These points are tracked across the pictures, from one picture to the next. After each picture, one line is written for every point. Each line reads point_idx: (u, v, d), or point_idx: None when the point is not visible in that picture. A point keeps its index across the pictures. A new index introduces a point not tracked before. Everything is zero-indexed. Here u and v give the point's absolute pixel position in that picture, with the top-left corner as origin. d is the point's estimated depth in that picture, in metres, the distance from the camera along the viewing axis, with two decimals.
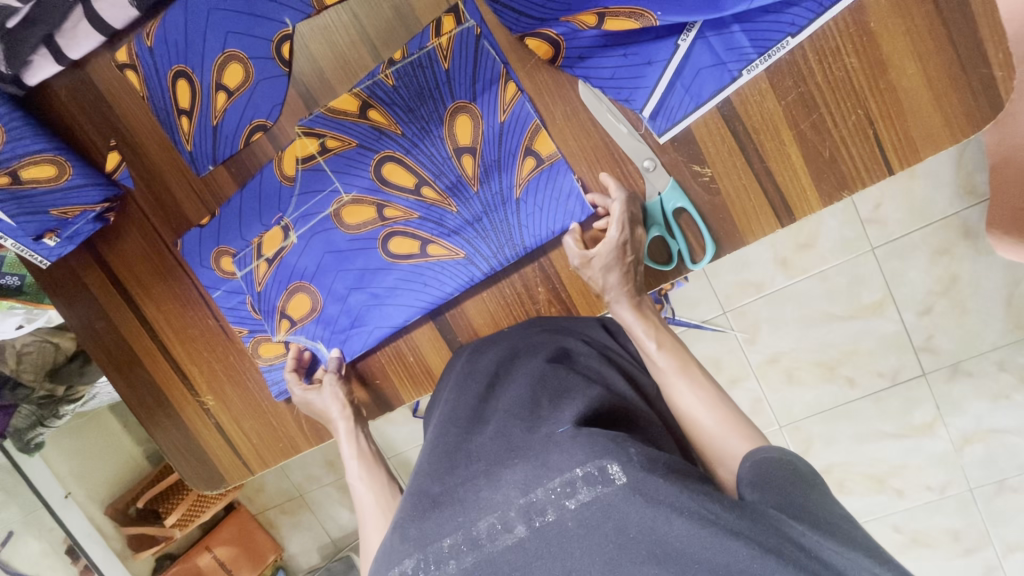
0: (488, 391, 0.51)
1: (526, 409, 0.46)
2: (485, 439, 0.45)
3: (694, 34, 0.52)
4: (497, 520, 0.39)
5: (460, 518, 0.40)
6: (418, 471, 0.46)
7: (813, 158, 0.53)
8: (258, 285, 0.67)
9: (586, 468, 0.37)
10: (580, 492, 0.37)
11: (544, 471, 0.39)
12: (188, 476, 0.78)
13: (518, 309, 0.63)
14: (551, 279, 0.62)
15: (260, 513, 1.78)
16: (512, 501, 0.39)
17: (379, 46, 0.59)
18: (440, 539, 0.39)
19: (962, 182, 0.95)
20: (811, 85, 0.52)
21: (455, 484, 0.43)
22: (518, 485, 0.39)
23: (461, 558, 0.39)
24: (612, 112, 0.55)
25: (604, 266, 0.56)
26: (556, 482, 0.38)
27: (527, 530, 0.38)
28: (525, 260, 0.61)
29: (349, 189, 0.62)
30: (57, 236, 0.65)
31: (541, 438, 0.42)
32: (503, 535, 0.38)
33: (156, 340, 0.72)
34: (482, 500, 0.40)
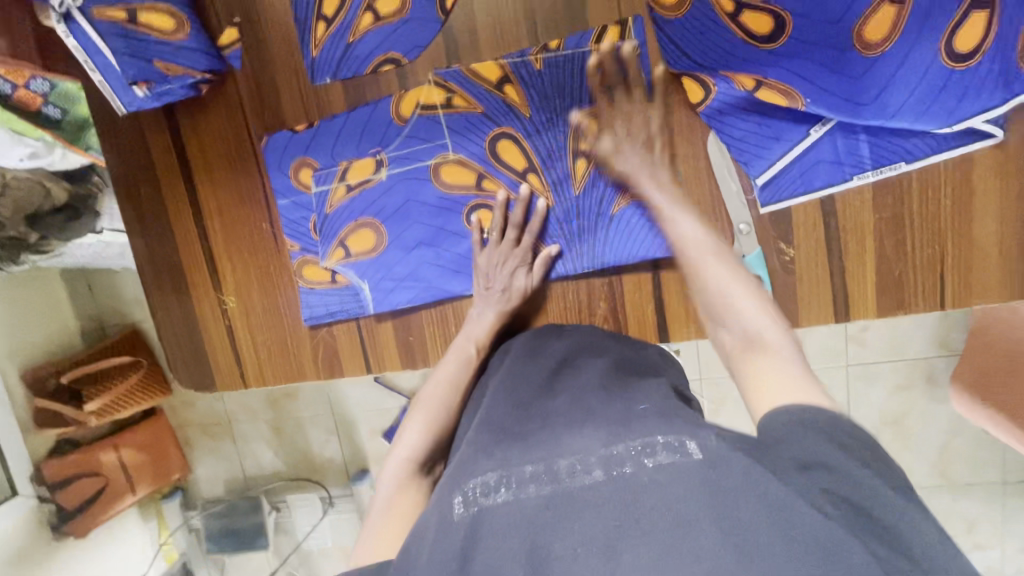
0: (560, 366, 0.56)
1: (604, 383, 0.51)
2: (564, 402, 0.50)
3: (826, 129, 0.56)
4: (577, 461, 0.42)
5: (542, 454, 0.44)
6: (495, 414, 0.51)
7: (883, 272, 0.59)
8: (328, 208, 0.66)
9: (668, 438, 0.40)
10: (659, 454, 0.39)
11: (629, 432, 0.42)
12: (177, 368, 0.75)
13: (575, 315, 0.65)
14: (615, 299, 0.64)
15: (178, 427, 1.69)
16: (594, 450, 0.42)
17: (540, 26, 0.58)
18: (521, 465, 0.43)
19: (941, 334, 1.07)
20: (905, 209, 0.57)
21: (534, 429, 0.48)
22: (601, 439, 0.43)
23: (539, 485, 0.41)
24: (729, 170, 0.59)
25: (509, 264, 0.62)
26: (637, 442, 0.41)
27: (604, 476, 0.40)
28: (598, 274, 0.63)
29: (457, 149, 0.63)
30: (148, 89, 0.61)
31: (620, 409, 0.46)
32: (580, 475, 0.41)
33: (197, 225, 0.70)
34: (564, 442, 0.44)
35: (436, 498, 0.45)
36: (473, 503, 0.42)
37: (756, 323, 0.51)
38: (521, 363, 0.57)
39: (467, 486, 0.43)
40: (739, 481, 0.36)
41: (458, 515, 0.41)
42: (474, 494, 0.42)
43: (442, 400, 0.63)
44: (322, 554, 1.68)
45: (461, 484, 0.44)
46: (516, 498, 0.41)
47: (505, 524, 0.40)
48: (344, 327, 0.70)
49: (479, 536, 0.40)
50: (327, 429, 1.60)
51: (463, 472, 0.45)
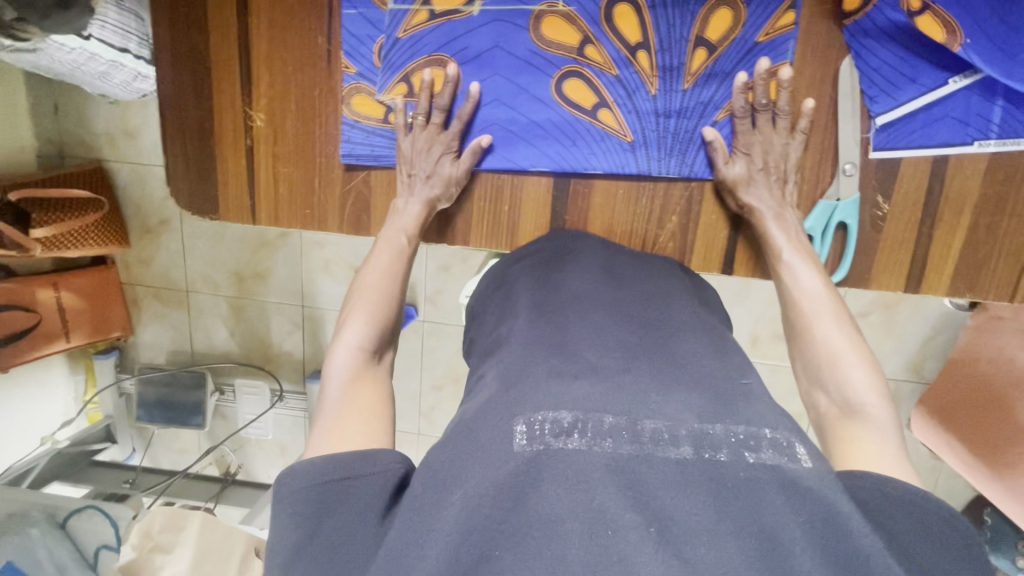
0: (643, 297, 0.49)
1: (685, 341, 0.44)
2: (646, 340, 0.43)
3: (966, 82, 0.52)
4: (663, 427, 0.34)
5: (625, 406, 0.35)
6: (569, 336, 0.43)
7: (967, 251, 0.57)
8: (401, 32, 0.58)
9: (776, 435, 0.35)
10: (765, 452, 0.33)
11: (728, 414, 0.36)
12: (174, 184, 0.65)
13: (641, 224, 0.60)
14: (691, 212, 0.59)
15: (128, 284, 1.55)
16: (687, 421, 0.34)
17: None
18: (600, 414, 0.35)
19: (920, 358, 1.13)
20: (1012, 190, 0.54)
21: (613, 366, 0.40)
22: (696, 411, 0.36)
23: (618, 443, 0.33)
24: (853, 102, 0.54)
25: (433, 153, 0.59)
26: (742, 430, 0.34)
27: (694, 455, 0.33)
28: (681, 180, 0.58)
29: (569, 3, 0.55)
30: None
31: (718, 375, 0.41)
32: (667, 446, 0.33)
33: (241, 19, 0.59)
34: (651, 400, 0.36)
35: (480, 430, 0.36)
36: (538, 440, 0.34)
37: (859, 388, 0.48)
38: (592, 285, 0.49)
39: (533, 418, 0.35)
40: (852, 517, 0.32)
41: (521, 448, 0.33)
42: (541, 431, 0.34)
43: (386, 280, 0.57)
44: (258, 447, 1.62)
45: (526, 411, 0.35)
46: (587, 450, 0.33)
47: (563, 475, 0.31)
48: (384, 175, 0.62)
49: (535, 479, 0.32)
50: (291, 321, 1.51)
51: (519, 396, 0.37)
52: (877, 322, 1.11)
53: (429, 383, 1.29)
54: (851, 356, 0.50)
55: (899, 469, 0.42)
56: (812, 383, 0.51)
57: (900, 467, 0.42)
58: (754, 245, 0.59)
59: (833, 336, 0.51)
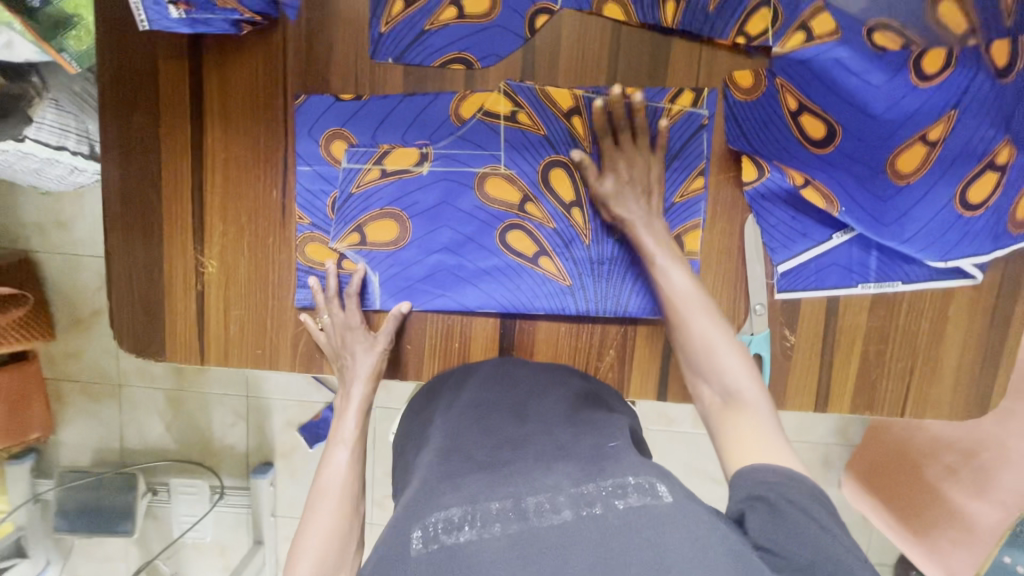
0: (529, 396, 0.57)
1: (562, 422, 0.53)
2: (528, 433, 0.52)
3: (847, 237, 0.62)
4: (545, 500, 0.44)
5: (510, 490, 0.46)
6: (463, 441, 0.52)
7: (862, 375, 0.65)
8: (354, 187, 0.61)
9: (639, 481, 0.45)
10: (630, 496, 0.43)
11: (598, 473, 0.46)
12: (120, 326, 0.64)
13: (582, 357, 0.65)
14: (628, 343, 0.64)
15: (54, 379, 1.45)
16: (564, 489, 0.45)
17: (621, 70, 0.60)
18: (489, 503, 0.45)
19: (842, 425, 1.25)
20: (892, 323, 0.64)
21: (500, 459, 0.50)
22: (571, 479, 0.46)
23: (506, 523, 0.43)
24: (758, 252, 0.62)
25: (351, 344, 0.62)
26: (608, 483, 0.45)
27: (572, 515, 0.42)
28: (619, 318, 0.64)
29: (510, 166, 0.62)
30: (184, 12, 0.55)
31: (592, 447, 0.50)
32: (550, 514, 0.43)
33: (196, 170, 0.62)
34: (533, 480, 0.46)
35: (390, 539, 0.45)
36: (433, 539, 0.43)
37: (734, 376, 0.54)
38: (489, 390, 0.58)
39: (428, 521, 0.44)
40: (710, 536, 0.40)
41: (420, 552, 0.42)
42: (435, 531, 0.43)
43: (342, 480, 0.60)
44: (196, 549, 1.51)
45: (423, 517, 0.44)
46: (479, 537, 0.42)
47: (463, 561, 0.40)
48: None
49: (446, 571, 0.40)
50: (235, 412, 1.44)
51: (427, 503, 0.46)
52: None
53: (382, 472, 1.27)
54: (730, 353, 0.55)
55: (769, 445, 0.50)
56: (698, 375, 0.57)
57: (779, 454, 0.49)
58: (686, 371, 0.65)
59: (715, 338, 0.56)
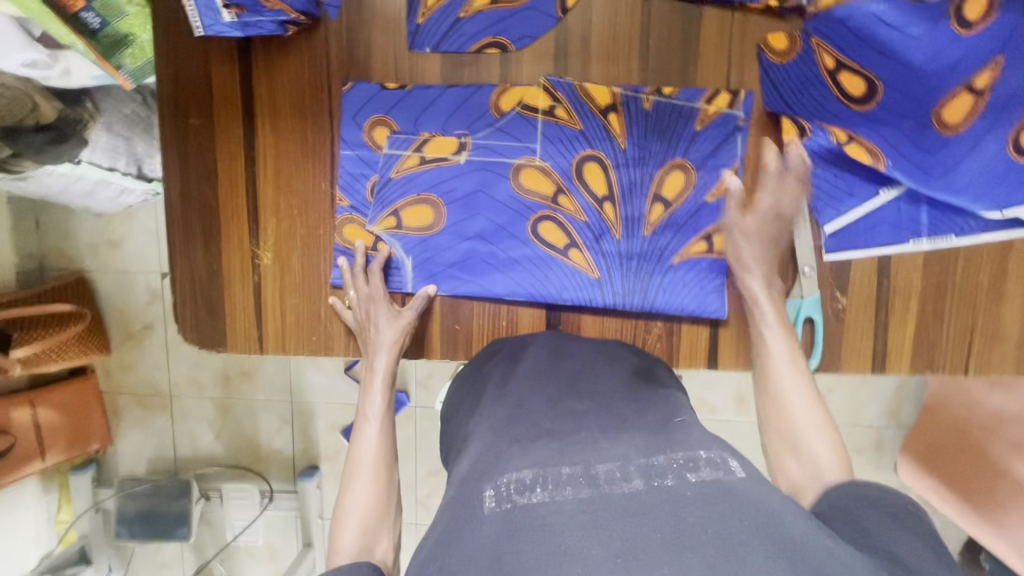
0: (579, 372, 0.58)
1: (630, 403, 0.53)
2: (590, 408, 0.52)
3: (894, 193, 0.61)
4: (614, 469, 0.43)
5: (579, 457, 0.45)
6: (530, 411, 0.52)
7: (920, 334, 0.63)
8: (393, 173, 0.64)
9: (711, 456, 0.44)
10: (703, 470, 0.42)
11: (669, 446, 0.45)
12: (182, 317, 0.68)
13: (630, 329, 0.65)
14: (670, 338, 0.65)
15: (109, 392, 1.50)
16: (634, 459, 0.44)
17: (653, 44, 0.60)
18: (558, 468, 0.44)
19: (893, 404, 1.21)
20: (949, 280, 0.62)
21: (566, 428, 0.50)
22: (639, 450, 0.45)
23: (575, 489, 0.42)
24: (803, 215, 0.62)
25: (378, 321, 0.63)
26: (680, 456, 0.44)
27: (643, 485, 0.41)
28: (655, 316, 0.65)
29: (545, 159, 0.63)
30: (237, 15, 0.58)
31: (658, 423, 0.50)
32: (620, 482, 0.42)
33: (249, 176, 0.65)
34: (601, 449, 0.46)
35: (458, 500, 0.45)
36: (505, 498, 0.42)
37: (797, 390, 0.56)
38: (546, 363, 0.58)
39: (499, 481, 0.44)
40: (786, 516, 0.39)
41: (491, 510, 0.42)
42: (508, 491, 0.43)
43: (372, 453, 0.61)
44: (249, 554, 1.55)
45: (493, 478, 0.44)
46: (552, 498, 0.41)
47: (534, 519, 0.40)
48: None
49: (515, 530, 0.39)
50: (280, 418, 1.48)
51: (495, 467, 0.46)
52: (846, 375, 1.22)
53: (426, 471, 1.28)
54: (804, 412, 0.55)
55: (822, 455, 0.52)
56: (784, 454, 0.55)
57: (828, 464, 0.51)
58: (736, 341, 0.64)
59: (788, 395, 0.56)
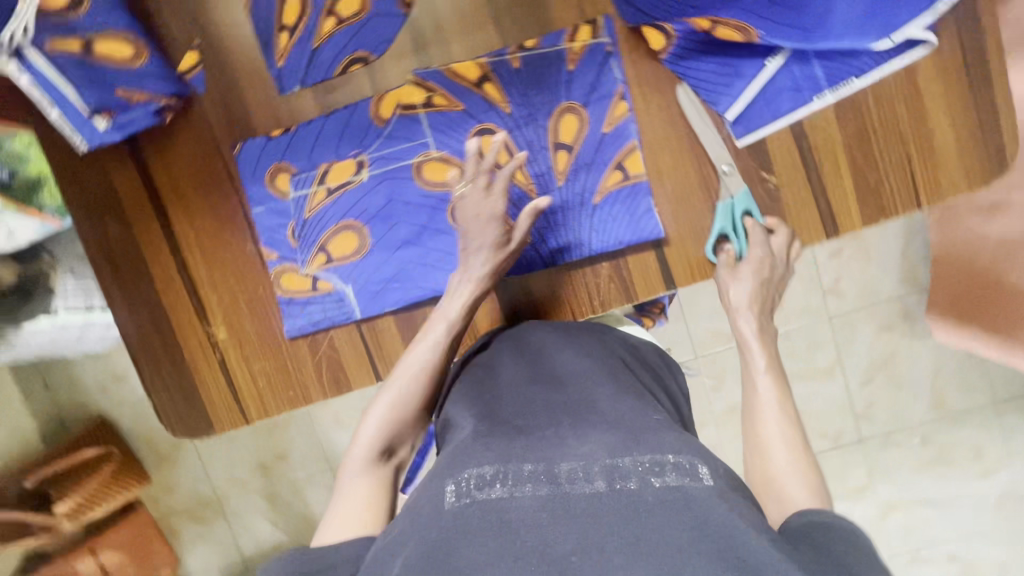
0: (549, 365, 0.60)
1: (597, 392, 0.54)
2: (566, 400, 0.54)
3: (780, 61, 0.59)
4: (577, 468, 0.46)
5: (542, 455, 0.48)
6: (500, 411, 0.55)
7: (860, 184, 0.62)
8: (308, 213, 0.65)
9: (679, 459, 0.45)
10: (668, 474, 0.44)
11: (637, 447, 0.46)
12: (166, 417, 0.69)
13: (580, 284, 0.65)
14: (622, 274, 0.65)
15: (162, 517, 1.53)
16: (599, 458, 0.46)
17: (500, 5, 0.61)
18: (521, 465, 0.47)
19: (907, 270, 1.23)
20: (867, 121, 0.61)
21: (536, 426, 0.52)
22: (607, 448, 0.47)
23: (537, 486, 0.45)
24: (700, 112, 0.61)
25: (484, 244, 0.59)
26: (646, 459, 0.45)
27: (605, 487, 0.44)
28: (600, 259, 0.64)
29: (440, 147, 0.64)
30: (110, 119, 0.59)
31: (630, 414, 0.51)
32: (583, 482, 0.45)
33: (179, 264, 0.67)
34: (567, 446, 0.48)
35: (426, 492, 0.48)
36: (464, 494, 0.45)
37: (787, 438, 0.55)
38: (520, 364, 0.60)
39: (460, 477, 0.47)
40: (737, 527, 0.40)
41: (450, 504, 0.45)
42: (467, 486, 0.46)
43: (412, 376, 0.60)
44: None
45: (455, 474, 0.47)
46: (511, 495, 0.44)
47: (492, 517, 0.43)
48: (344, 332, 0.67)
49: (467, 526, 0.43)
50: (327, 486, 1.49)
51: (462, 461, 0.49)
52: (849, 257, 1.24)
53: None
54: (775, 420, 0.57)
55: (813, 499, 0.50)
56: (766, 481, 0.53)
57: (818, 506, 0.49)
58: (684, 254, 0.64)
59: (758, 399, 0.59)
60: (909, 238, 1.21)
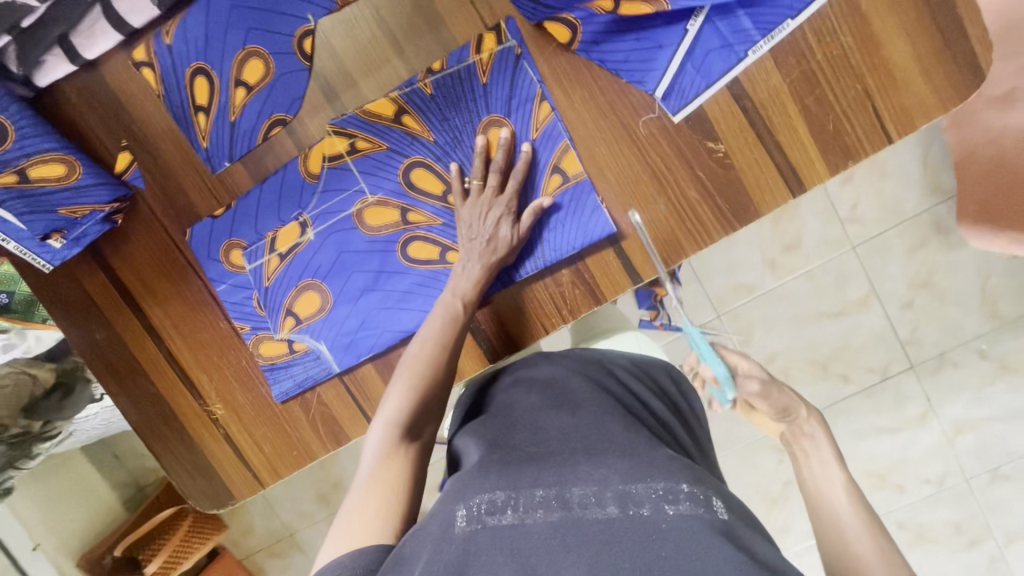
0: (557, 390, 0.57)
1: (609, 420, 0.52)
2: (576, 421, 0.52)
3: (701, 19, 0.55)
4: (590, 493, 0.43)
5: (555, 478, 0.45)
6: (511, 435, 0.52)
7: (818, 132, 0.57)
8: (267, 280, 0.66)
9: (693, 489, 0.43)
10: (682, 503, 0.42)
11: (651, 473, 0.44)
12: (190, 494, 0.73)
13: (546, 300, 0.63)
14: (584, 278, 0.62)
15: (246, 558, 1.53)
16: (611, 485, 0.44)
17: (401, 37, 0.60)
18: (532, 489, 0.44)
19: (930, 180, 1.09)
20: (813, 63, 0.55)
21: (549, 448, 0.49)
22: (620, 473, 0.45)
23: (548, 511, 0.43)
24: (626, 94, 0.58)
25: (495, 221, 0.59)
26: (661, 486, 0.43)
27: (618, 513, 0.42)
28: (558, 267, 0.62)
29: (374, 191, 0.63)
30: (63, 237, 0.63)
31: (644, 445, 0.48)
32: (594, 508, 0.42)
33: (163, 352, 0.69)
34: (580, 469, 0.46)
35: (437, 511, 0.46)
36: (476, 519, 0.43)
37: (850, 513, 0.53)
38: (529, 392, 0.58)
39: (471, 501, 0.44)
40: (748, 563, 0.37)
41: (461, 529, 0.42)
42: (478, 511, 0.43)
43: (428, 360, 0.57)
44: None
45: (466, 497, 0.44)
46: (522, 522, 0.42)
47: (503, 544, 0.41)
48: (328, 386, 0.68)
49: (475, 552, 0.41)
50: None
51: (473, 483, 0.46)
52: (864, 177, 1.10)
53: None
54: (850, 511, 0.53)
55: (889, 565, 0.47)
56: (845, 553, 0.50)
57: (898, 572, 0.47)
58: (645, 245, 0.61)
59: (824, 487, 0.56)
60: (925, 144, 1.08)
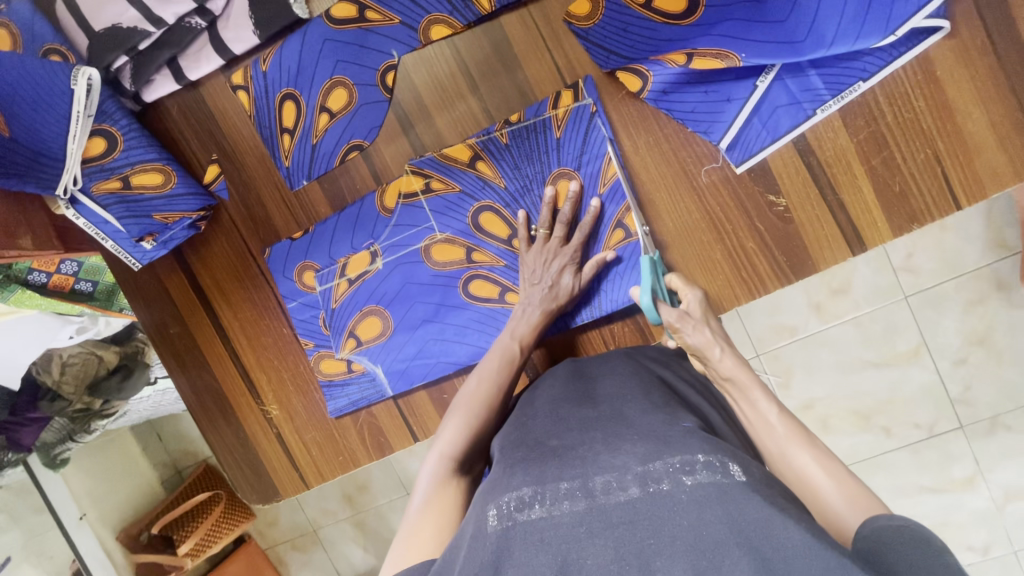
0: (588, 393, 0.56)
1: (629, 406, 0.51)
2: (602, 413, 0.51)
3: (772, 76, 0.56)
4: (612, 478, 0.43)
5: (577, 470, 0.45)
6: (534, 433, 0.52)
7: (884, 193, 0.57)
8: (334, 302, 0.71)
9: (709, 458, 0.41)
10: (699, 472, 0.40)
11: (667, 448, 0.43)
12: (242, 488, 0.77)
13: (600, 341, 0.66)
14: (636, 322, 0.64)
15: (269, 548, 1.57)
16: (630, 467, 0.43)
17: (477, 77, 0.63)
18: (557, 482, 0.44)
19: (993, 235, 1.04)
20: (882, 125, 0.56)
21: (570, 444, 0.48)
22: (638, 456, 0.44)
23: (574, 501, 0.42)
24: (690, 144, 0.59)
25: (561, 267, 0.61)
26: (676, 458, 0.42)
27: (640, 492, 0.41)
28: (613, 314, 0.64)
29: (443, 229, 0.66)
30: (154, 239, 0.69)
31: (662, 423, 0.47)
32: (616, 491, 0.42)
33: (230, 351, 0.74)
34: (600, 459, 0.45)
35: (471, 514, 0.46)
36: (507, 516, 0.43)
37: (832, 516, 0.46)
38: (561, 390, 0.58)
39: (501, 500, 0.44)
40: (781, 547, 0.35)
41: (492, 528, 0.42)
42: (508, 508, 0.43)
43: (485, 398, 0.58)
44: None
45: (495, 497, 0.44)
46: (550, 514, 0.42)
47: (537, 540, 0.41)
48: (381, 406, 0.71)
49: (510, 550, 0.41)
50: None
51: (501, 486, 0.46)
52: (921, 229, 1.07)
53: None
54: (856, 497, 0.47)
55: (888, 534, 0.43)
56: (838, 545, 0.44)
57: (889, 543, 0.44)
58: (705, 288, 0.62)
59: None
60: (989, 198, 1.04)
